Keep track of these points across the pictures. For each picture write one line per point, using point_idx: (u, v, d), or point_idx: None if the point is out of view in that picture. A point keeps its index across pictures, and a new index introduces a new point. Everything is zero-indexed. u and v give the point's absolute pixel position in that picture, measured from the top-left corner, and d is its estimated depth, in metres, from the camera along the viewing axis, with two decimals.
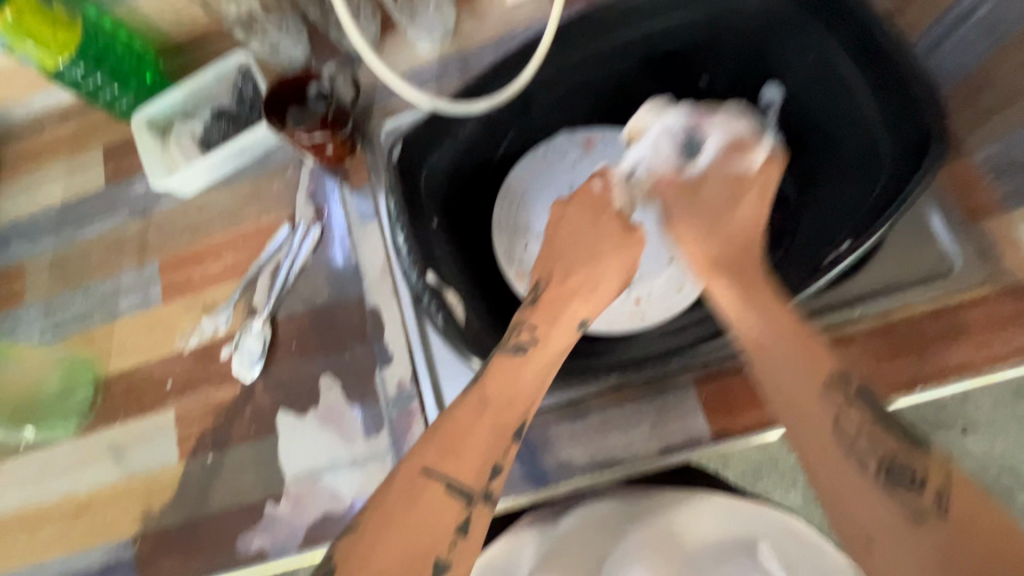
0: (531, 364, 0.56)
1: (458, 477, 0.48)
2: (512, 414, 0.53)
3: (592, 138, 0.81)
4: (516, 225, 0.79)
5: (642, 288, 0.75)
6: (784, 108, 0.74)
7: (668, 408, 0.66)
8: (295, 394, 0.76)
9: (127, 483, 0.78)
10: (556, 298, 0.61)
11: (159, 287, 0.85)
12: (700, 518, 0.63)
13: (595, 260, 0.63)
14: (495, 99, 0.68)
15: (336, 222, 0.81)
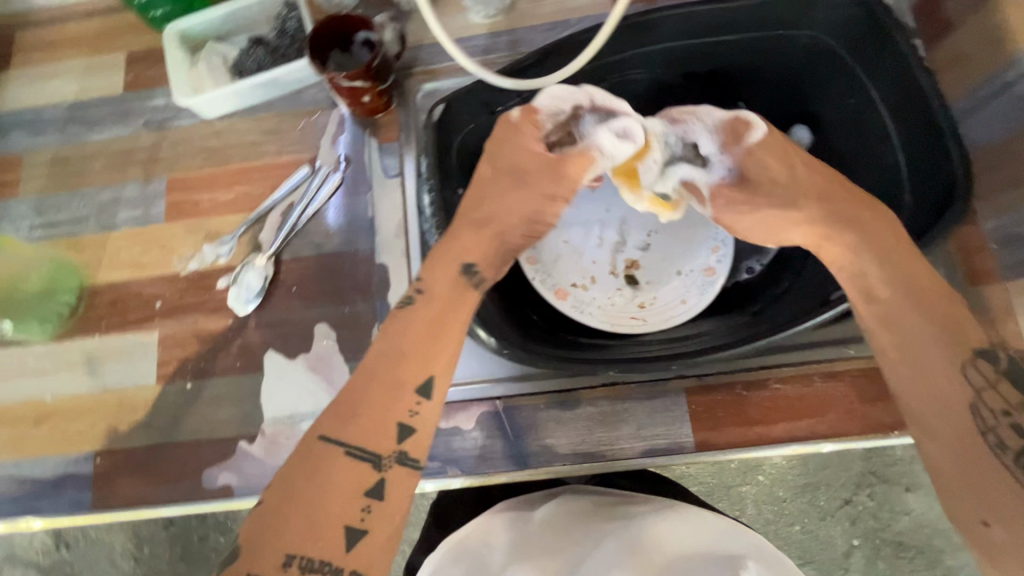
0: (427, 320, 0.54)
1: (359, 440, 0.49)
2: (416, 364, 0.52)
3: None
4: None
5: (648, 293, 0.79)
6: (812, 148, 0.76)
7: (657, 412, 0.67)
8: (287, 336, 0.75)
9: (97, 397, 0.76)
10: (440, 249, 0.58)
11: (162, 205, 0.82)
12: (678, 523, 0.61)
13: (496, 200, 0.59)
14: (539, 81, 0.66)
15: (358, 174, 0.80)
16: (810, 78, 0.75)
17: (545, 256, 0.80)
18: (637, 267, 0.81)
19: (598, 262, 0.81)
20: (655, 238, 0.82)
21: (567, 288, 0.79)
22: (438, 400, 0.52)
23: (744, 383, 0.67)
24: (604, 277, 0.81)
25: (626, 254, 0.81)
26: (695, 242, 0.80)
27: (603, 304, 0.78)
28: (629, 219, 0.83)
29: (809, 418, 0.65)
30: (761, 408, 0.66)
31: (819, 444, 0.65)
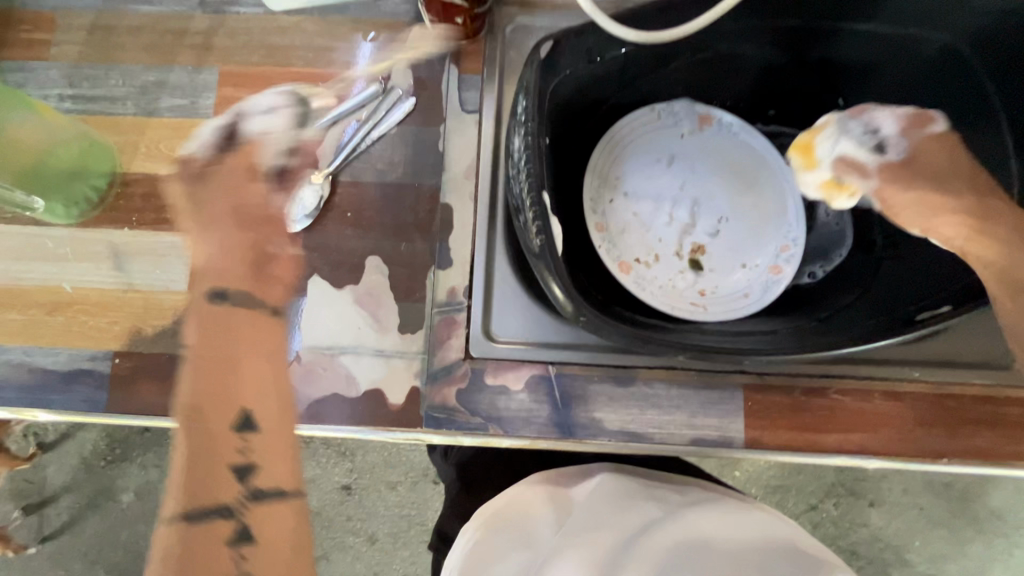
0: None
1: None
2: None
3: (710, 115, 0.81)
4: (615, 172, 0.79)
5: (709, 281, 0.77)
6: None
7: (712, 403, 0.66)
8: (335, 264, 0.70)
9: (121, 294, 0.71)
10: None
11: (212, 98, 0.75)
12: (720, 514, 0.61)
13: None
14: (655, 35, 0.62)
15: (433, 103, 0.74)
16: (929, 86, 0.72)
17: (614, 226, 0.77)
18: (703, 253, 0.79)
19: (664, 241, 0.79)
20: (725, 226, 0.80)
21: (631, 262, 0.77)
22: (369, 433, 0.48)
23: (804, 388, 0.66)
24: (668, 257, 0.78)
25: (692, 236, 0.79)
26: (764, 236, 0.79)
27: (664, 283, 0.77)
28: (701, 202, 0.80)
29: (862, 433, 0.65)
30: (816, 415, 0.65)
31: (866, 459, 0.65)
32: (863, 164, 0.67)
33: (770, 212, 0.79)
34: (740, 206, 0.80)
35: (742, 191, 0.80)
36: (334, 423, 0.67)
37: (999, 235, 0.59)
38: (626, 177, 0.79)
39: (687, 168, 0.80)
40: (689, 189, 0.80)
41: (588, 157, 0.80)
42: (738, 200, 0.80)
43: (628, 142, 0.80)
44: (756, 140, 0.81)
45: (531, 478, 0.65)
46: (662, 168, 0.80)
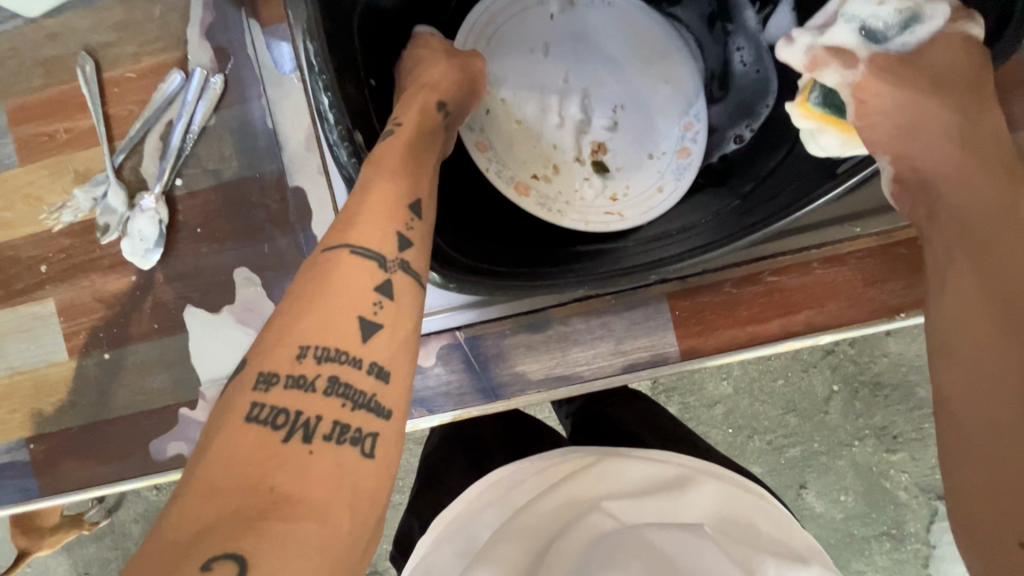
0: (392, 194, 0.40)
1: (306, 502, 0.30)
2: (361, 231, 0.38)
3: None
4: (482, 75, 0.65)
5: (617, 185, 0.66)
6: None
7: (637, 323, 0.59)
8: (203, 287, 0.64)
9: (8, 381, 0.67)
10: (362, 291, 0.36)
11: (10, 144, 0.65)
12: (682, 490, 0.53)
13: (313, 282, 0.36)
14: None
15: (245, 74, 0.63)
16: None
17: (497, 140, 0.65)
18: (606, 151, 0.66)
19: (560, 146, 0.65)
20: (624, 113, 0.66)
21: (526, 181, 0.65)
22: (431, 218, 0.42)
23: (734, 280, 0.58)
24: (568, 165, 0.66)
25: (590, 135, 0.65)
26: (666, 116, 0.66)
27: (566, 198, 0.65)
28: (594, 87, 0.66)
29: (807, 310, 0.58)
30: (753, 305, 0.58)
31: (817, 336, 0.58)
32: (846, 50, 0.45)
33: (671, 85, 0.66)
34: (638, 85, 0.66)
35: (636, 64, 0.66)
36: None
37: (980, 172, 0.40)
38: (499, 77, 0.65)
39: (568, 50, 0.66)
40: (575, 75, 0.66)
41: None
42: (632, 77, 0.66)
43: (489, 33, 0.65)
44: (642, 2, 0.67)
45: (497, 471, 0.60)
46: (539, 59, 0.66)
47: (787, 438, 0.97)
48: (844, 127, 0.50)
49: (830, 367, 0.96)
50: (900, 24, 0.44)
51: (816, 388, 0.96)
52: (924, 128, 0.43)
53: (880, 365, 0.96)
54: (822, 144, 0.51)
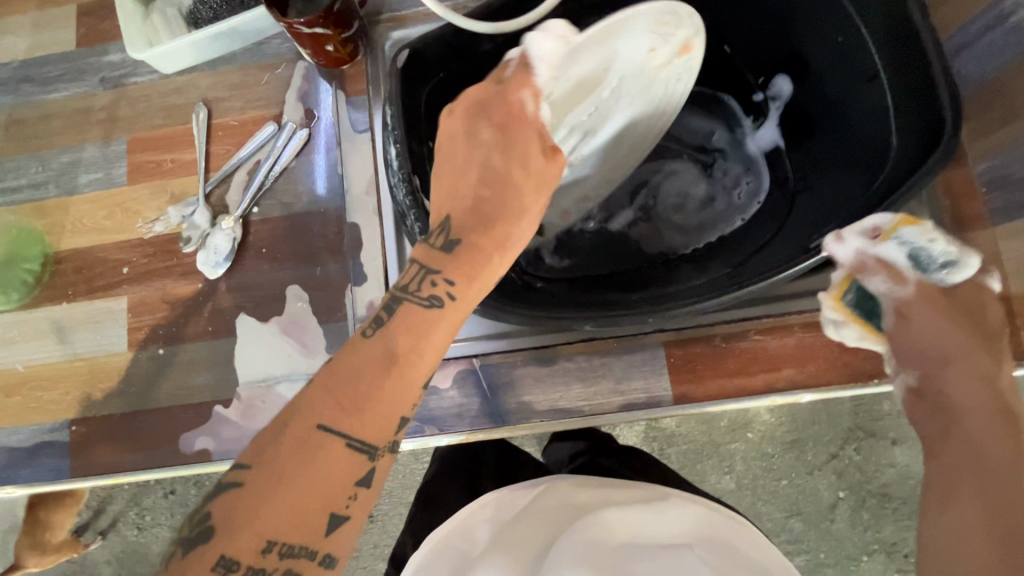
0: (411, 380, 0.46)
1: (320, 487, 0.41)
2: (360, 424, 0.43)
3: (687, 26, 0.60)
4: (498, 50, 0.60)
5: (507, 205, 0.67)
6: (788, 101, 0.79)
7: (635, 365, 0.66)
8: (258, 299, 0.73)
9: (69, 365, 0.75)
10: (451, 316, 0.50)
11: (123, 167, 0.79)
12: (662, 513, 0.60)
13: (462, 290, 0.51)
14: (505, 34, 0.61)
15: (325, 130, 0.77)
16: (795, 12, 0.71)
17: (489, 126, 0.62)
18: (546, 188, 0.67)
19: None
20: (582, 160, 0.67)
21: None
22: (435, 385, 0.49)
23: (723, 335, 0.66)
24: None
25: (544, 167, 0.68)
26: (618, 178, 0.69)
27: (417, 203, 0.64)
28: (599, 133, 0.66)
29: (788, 368, 0.65)
30: (741, 359, 0.65)
31: (797, 393, 0.64)
32: (892, 265, 0.56)
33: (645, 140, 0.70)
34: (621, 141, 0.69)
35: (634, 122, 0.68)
36: None
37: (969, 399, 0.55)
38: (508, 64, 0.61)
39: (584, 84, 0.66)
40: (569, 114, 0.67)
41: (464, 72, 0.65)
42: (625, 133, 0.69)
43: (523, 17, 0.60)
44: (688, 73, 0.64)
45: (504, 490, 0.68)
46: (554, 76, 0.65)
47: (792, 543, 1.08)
48: (867, 326, 0.59)
49: (835, 472, 1.08)
50: (942, 263, 0.56)
51: (823, 494, 1.08)
52: (944, 357, 0.56)
53: (887, 475, 1.07)
54: (845, 335, 0.60)
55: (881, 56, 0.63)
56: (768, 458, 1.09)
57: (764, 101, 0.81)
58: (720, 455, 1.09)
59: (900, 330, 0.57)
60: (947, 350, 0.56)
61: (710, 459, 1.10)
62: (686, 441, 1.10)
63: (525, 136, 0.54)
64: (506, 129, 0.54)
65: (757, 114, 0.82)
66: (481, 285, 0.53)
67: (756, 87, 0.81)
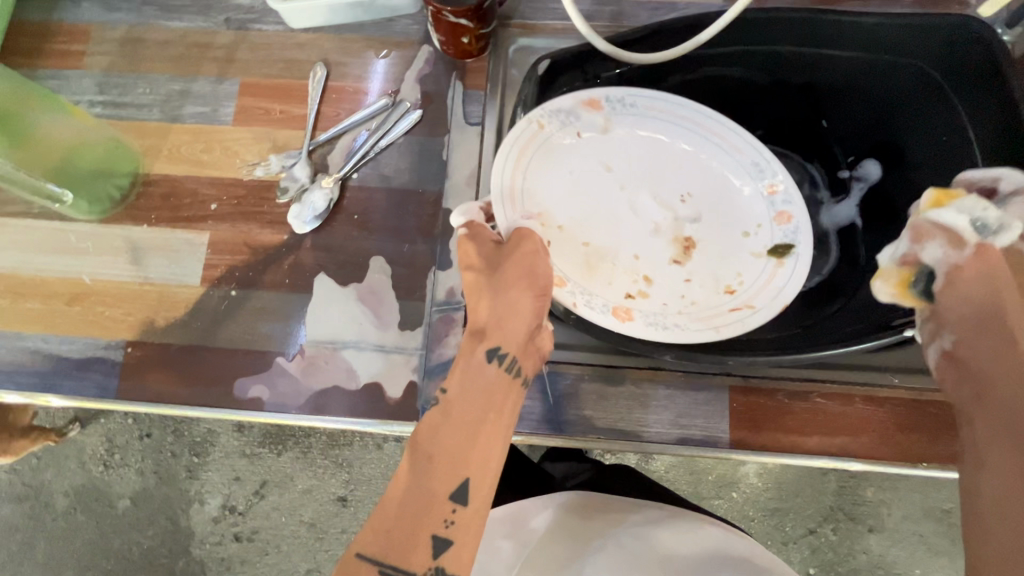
0: (438, 495, 0.53)
1: (389, 561, 0.51)
2: (392, 553, 0.51)
3: (597, 100, 0.73)
4: (555, 220, 0.70)
5: (653, 284, 0.72)
6: (873, 185, 0.82)
7: (699, 403, 0.68)
8: (341, 262, 0.74)
9: (137, 287, 0.74)
10: (456, 429, 0.55)
11: (231, 106, 0.80)
12: (674, 532, 0.70)
13: (460, 401, 0.57)
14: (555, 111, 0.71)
15: (438, 115, 0.78)
16: (905, 111, 0.77)
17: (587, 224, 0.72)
18: (680, 259, 0.73)
19: (640, 257, 0.72)
20: (687, 224, 0.74)
21: (625, 301, 0.68)
22: (474, 505, 0.54)
23: (787, 391, 0.68)
24: (651, 268, 0.72)
25: (663, 229, 0.74)
26: (715, 224, 0.74)
27: (680, 300, 0.71)
28: (683, 198, 0.75)
29: (844, 436, 0.67)
30: (800, 418, 0.67)
31: (849, 462, 0.66)
32: (947, 234, 0.54)
33: (749, 158, 0.74)
34: (728, 168, 0.75)
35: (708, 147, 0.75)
36: (330, 415, 0.69)
37: (992, 350, 0.52)
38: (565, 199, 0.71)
39: (625, 169, 0.74)
40: (637, 189, 0.74)
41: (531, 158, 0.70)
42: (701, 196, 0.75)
43: (546, 202, 0.70)
44: (687, 108, 0.74)
45: (514, 502, 0.74)
46: (602, 177, 0.74)
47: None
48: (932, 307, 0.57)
49: (809, 547, 1.11)
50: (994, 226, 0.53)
51: (794, 566, 1.11)
52: (988, 326, 0.52)
53: (858, 560, 1.11)
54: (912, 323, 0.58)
55: (984, 165, 0.69)
56: (749, 520, 1.12)
57: (849, 178, 0.84)
58: (704, 507, 1.12)
59: (942, 296, 0.55)
60: (978, 319, 0.53)
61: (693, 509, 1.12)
62: (672, 487, 1.12)
63: (513, 257, 0.60)
64: (495, 265, 0.61)
65: (838, 189, 0.84)
66: (490, 394, 0.57)
67: (844, 164, 0.84)
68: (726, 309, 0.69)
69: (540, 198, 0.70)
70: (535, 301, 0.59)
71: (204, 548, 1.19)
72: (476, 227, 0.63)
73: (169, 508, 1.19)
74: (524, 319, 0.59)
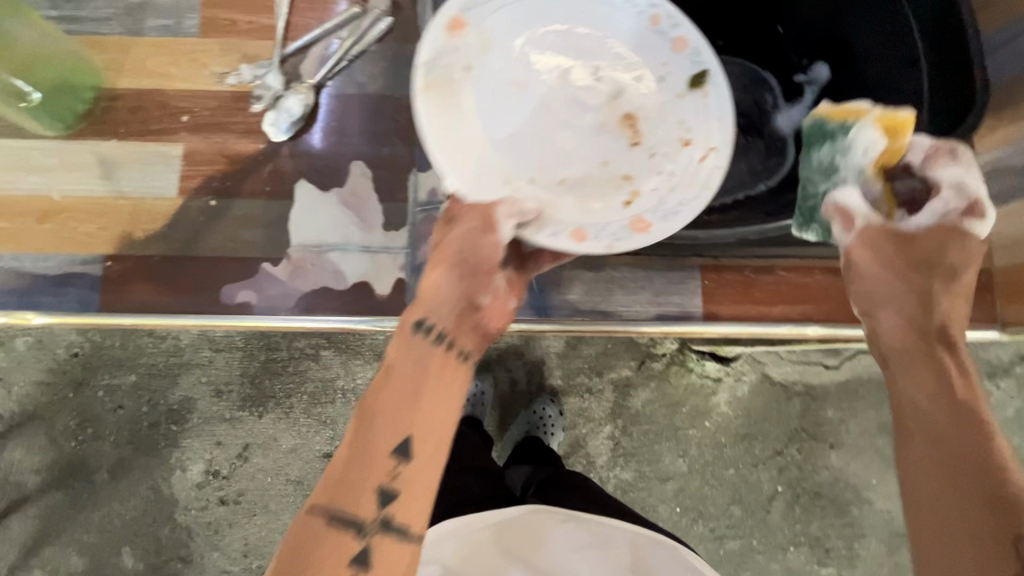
0: (377, 453, 0.43)
1: (340, 500, 0.43)
2: (348, 498, 0.43)
3: (457, 17, 0.54)
4: (522, 177, 0.55)
5: (637, 190, 0.55)
6: (823, 87, 0.88)
7: (674, 282, 0.72)
8: (320, 169, 0.75)
9: (111, 201, 0.73)
10: (399, 386, 0.46)
11: (194, 18, 0.78)
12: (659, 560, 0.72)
13: (408, 365, 0.47)
14: (433, 59, 0.53)
15: (409, 21, 0.78)
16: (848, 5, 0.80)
17: (541, 171, 0.56)
18: (637, 140, 0.57)
19: (608, 161, 0.57)
20: (622, 102, 0.58)
21: (631, 210, 0.54)
22: (423, 457, 0.44)
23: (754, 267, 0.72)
24: (628, 163, 0.56)
25: (604, 118, 0.58)
26: (653, 94, 0.58)
27: (673, 181, 0.55)
28: (570, 65, 0.58)
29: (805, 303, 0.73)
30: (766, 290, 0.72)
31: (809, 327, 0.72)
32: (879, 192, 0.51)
33: None
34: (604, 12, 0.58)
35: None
36: (320, 316, 0.71)
37: (925, 386, 0.46)
38: (498, 139, 0.55)
39: (535, 84, 0.57)
40: (552, 95, 0.57)
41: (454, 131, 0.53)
42: (608, 66, 0.58)
43: (490, 160, 0.54)
44: None
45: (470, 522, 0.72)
46: (503, 99, 0.56)
47: (730, 529, 1.02)
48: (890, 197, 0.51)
49: (777, 469, 1.02)
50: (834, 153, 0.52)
51: (762, 484, 1.02)
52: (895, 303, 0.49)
53: (822, 476, 1.04)
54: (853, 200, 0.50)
55: (923, 45, 0.73)
56: (724, 446, 1.02)
57: (802, 82, 0.89)
58: (678, 438, 1.02)
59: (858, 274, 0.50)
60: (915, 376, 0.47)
61: (668, 442, 1.02)
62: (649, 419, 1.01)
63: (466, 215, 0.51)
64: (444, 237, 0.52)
65: (793, 94, 0.90)
66: (445, 371, 0.47)
67: (799, 67, 0.89)
68: (696, 164, 0.55)
69: (477, 165, 0.54)
70: (464, 280, 0.50)
71: (190, 516, 0.97)
72: (458, 205, 0.52)
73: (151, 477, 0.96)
74: (456, 292, 0.50)
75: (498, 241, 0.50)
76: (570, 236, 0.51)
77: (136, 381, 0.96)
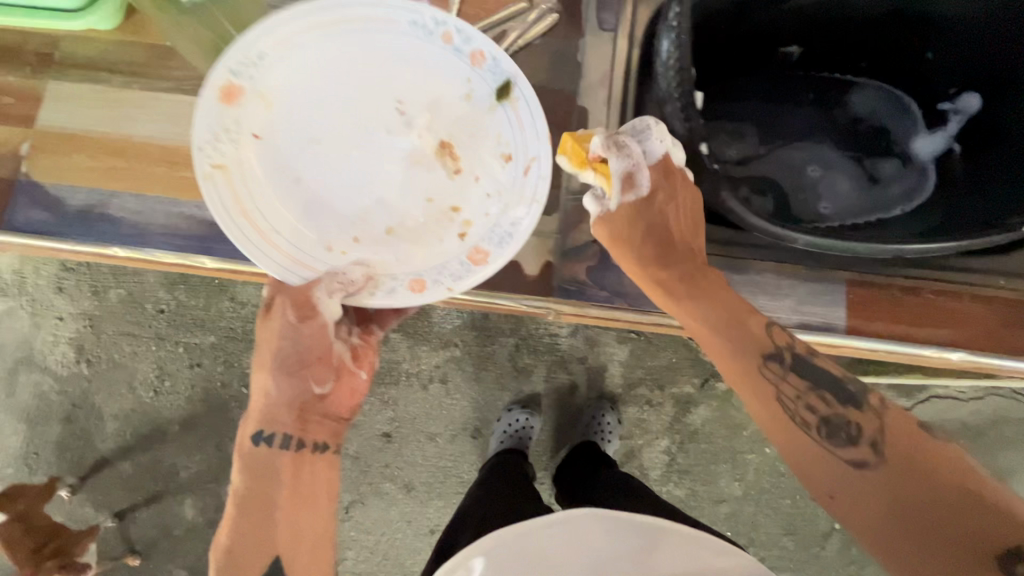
0: (273, 492, 0.68)
1: (232, 530, 0.68)
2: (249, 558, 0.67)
3: (232, 88, 0.62)
4: (346, 239, 0.67)
5: (465, 221, 0.67)
6: (970, 117, 0.86)
7: (819, 293, 0.73)
8: None
9: None
10: (296, 415, 0.68)
11: None
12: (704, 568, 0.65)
13: (264, 456, 0.68)
14: (220, 80, 0.61)
15: (574, 17, 0.81)
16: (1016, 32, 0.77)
17: (354, 223, 0.67)
18: (455, 158, 0.68)
19: (432, 198, 0.68)
20: (415, 112, 0.67)
21: (468, 242, 0.67)
22: (293, 519, 0.68)
23: (900, 286, 0.73)
24: (456, 197, 0.68)
25: (419, 152, 0.68)
26: (451, 134, 0.68)
27: (499, 211, 0.66)
28: (401, 107, 0.67)
29: (950, 329, 0.72)
30: (910, 311, 0.72)
31: (952, 352, 0.71)
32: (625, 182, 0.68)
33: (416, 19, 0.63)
34: (416, 51, 0.65)
35: (319, 74, 0.65)
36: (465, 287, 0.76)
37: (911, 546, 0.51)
38: (321, 197, 0.67)
39: (337, 126, 0.66)
40: (356, 133, 0.67)
41: (258, 194, 0.65)
42: (410, 101, 0.67)
43: (328, 228, 0.67)
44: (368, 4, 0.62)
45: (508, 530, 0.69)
46: (331, 149, 0.66)
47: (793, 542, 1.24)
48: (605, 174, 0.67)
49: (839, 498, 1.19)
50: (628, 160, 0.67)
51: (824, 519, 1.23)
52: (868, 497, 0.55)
53: None
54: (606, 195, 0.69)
55: None
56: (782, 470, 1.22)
57: (948, 110, 0.89)
58: (735, 461, 1.22)
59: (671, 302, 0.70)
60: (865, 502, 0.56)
61: (724, 463, 1.22)
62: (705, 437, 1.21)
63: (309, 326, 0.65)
64: (297, 323, 0.65)
65: (936, 121, 0.90)
66: (311, 423, 0.70)
67: (945, 95, 0.89)
68: (522, 175, 0.66)
69: (325, 208, 0.67)
70: (293, 375, 0.67)
71: None
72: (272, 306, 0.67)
73: (217, 434, 1.21)
74: (288, 392, 0.68)
75: (318, 321, 0.65)
76: (407, 288, 0.65)
77: (213, 341, 1.19)
